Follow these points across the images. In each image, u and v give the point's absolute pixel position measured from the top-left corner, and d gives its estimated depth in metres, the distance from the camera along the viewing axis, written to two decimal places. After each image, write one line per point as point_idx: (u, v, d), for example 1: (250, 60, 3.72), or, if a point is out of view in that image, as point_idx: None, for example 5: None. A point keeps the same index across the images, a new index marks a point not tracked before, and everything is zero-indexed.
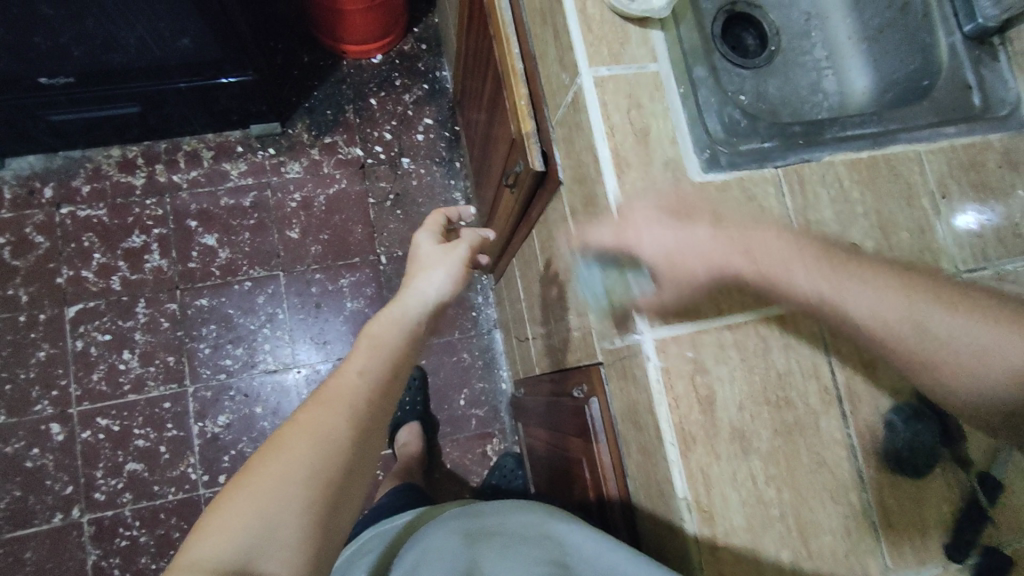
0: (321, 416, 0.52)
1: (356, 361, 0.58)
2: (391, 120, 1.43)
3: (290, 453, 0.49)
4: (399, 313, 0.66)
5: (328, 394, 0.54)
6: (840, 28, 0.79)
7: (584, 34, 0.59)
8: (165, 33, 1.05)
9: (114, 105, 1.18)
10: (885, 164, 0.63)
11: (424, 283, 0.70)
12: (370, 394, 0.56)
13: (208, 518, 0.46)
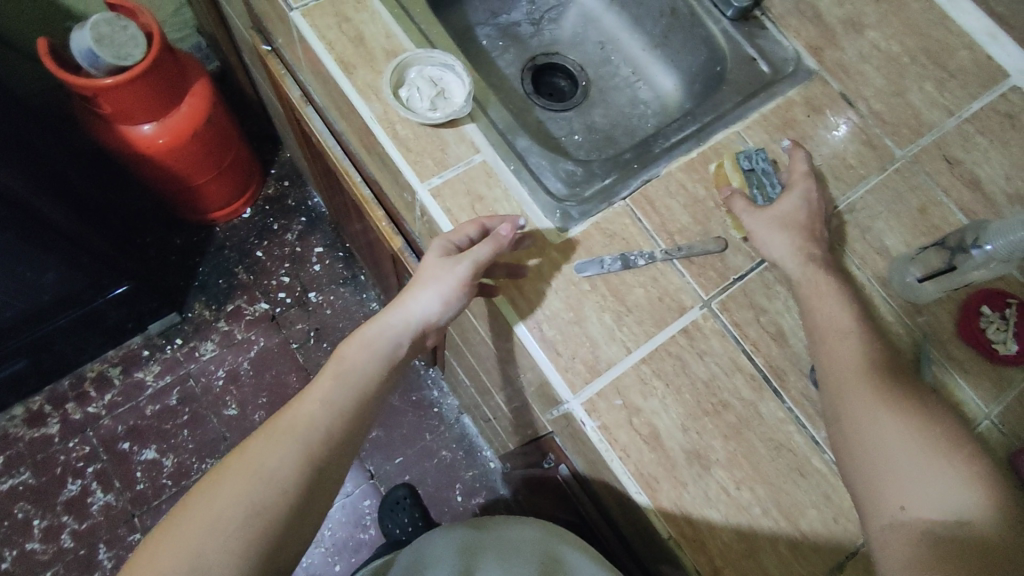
0: (266, 455, 0.51)
1: (325, 386, 0.55)
2: (284, 262, 1.43)
3: (227, 494, 0.49)
4: (376, 338, 0.57)
5: (284, 423, 0.53)
6: (631, 45, 0.86)
7: (404, 155, 0.61)
8: (25, 273, 1.03)
9: (0, 367, 1.13)
10: (715, 154, 0.67)
11: (414, 296, 0.57)
12: (326, 430, 0.53)
13: (149, 546, 0.48)
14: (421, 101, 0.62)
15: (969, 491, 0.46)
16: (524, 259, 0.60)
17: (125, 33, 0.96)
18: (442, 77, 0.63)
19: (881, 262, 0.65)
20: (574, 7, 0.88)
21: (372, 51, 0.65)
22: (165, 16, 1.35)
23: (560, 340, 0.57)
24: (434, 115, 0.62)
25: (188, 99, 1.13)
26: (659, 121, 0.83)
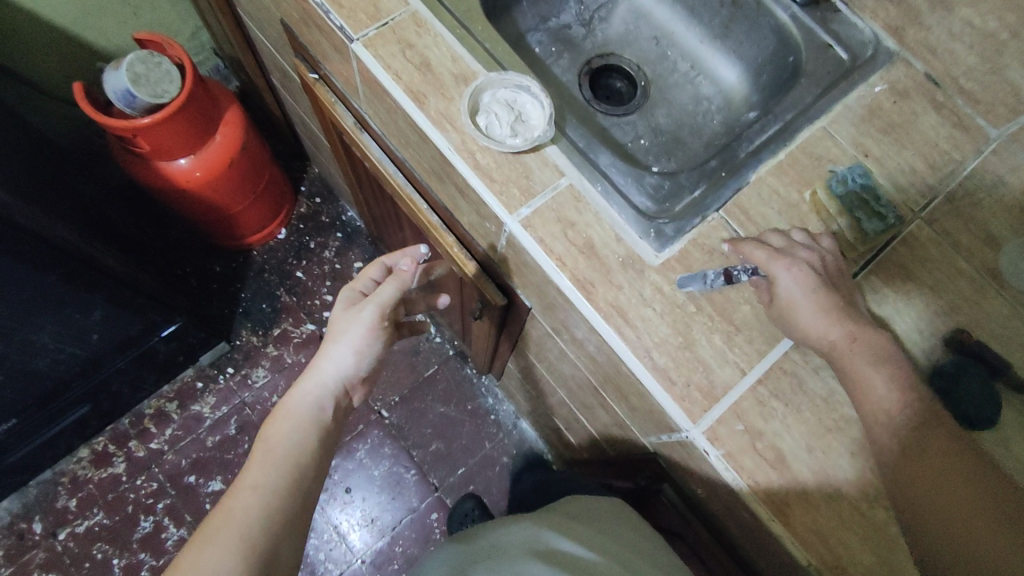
0: (206, 554, 0.48)
1: (254, 474, 0.56)
2: (325, 281, 1.41)
3: None
4: (296, 408, 0.65)
5: (215, 525, 0.51)
6: (688, 38, 0.82)
7: (489, 186, 0.58)
8: (76, 317, 1.00)
9: (66, 413, 1.13)
10: (803, 153, 0.63)
11: (331, 351, 0.68)
12: (267, 513, 0.54)
13: None
14: (500, 128, 0.59)
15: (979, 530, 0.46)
16: (626, 287, 0.57)
17: (160, 69, 0.95)
18: (516, 98, 0.61)
19: (988, 252, 0.62)
20: (623, 3, 0.84)
21: (442, 77, 0.62)
22: (183, 40, 1.36)
23: (674, 366, 0.55)
24: (514, 141, 0.59)
25: (222, 128, 1.11)
26: (727, 117, 0.79)
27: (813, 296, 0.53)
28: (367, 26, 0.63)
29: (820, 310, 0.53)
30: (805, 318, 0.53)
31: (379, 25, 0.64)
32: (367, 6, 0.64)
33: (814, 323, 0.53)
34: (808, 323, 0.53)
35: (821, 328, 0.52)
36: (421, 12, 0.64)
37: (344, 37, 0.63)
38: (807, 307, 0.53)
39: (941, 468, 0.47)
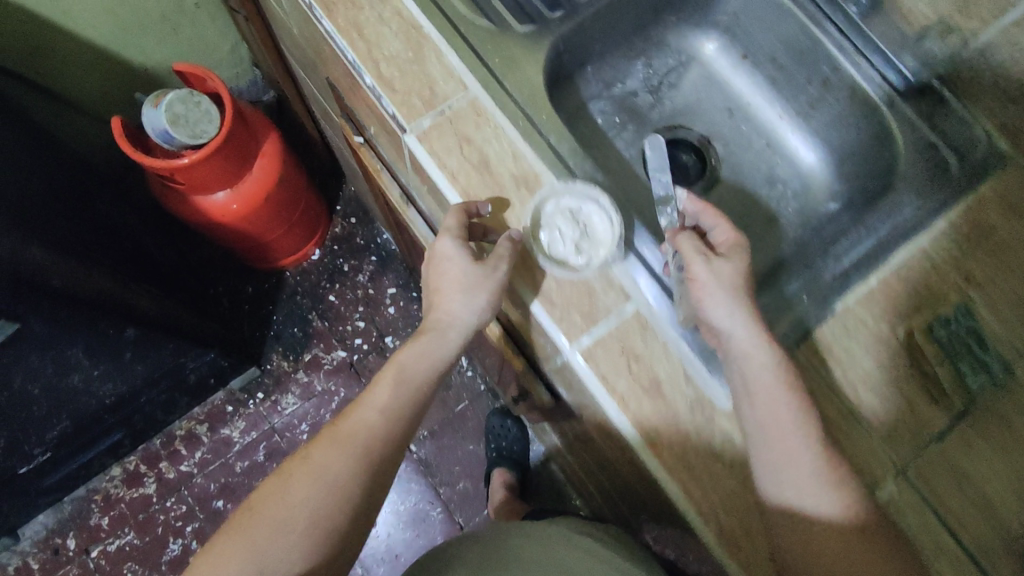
0: (327, 452, 0.53)
1: (379, 394, 0.56)
2: (357, 307, 1.38)
3: (292, 495, 0.51)
4: (427, 342, 0.58)
5: (343, 430, 0.55)
6: (765, 110, 0.74)
7: (549, 311, 0.54)
8: (110, 356, 0.98)
9: (97, 440, 1.14)
10: (897, 280, 0.57)
11: (452, 310, 0.57)
12: (387, 439, 0.55)
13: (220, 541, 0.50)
14: (563, 245, 0.55)
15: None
16: (691, 434, 0.51)
17: (199, 109, 0.91)
18: (579, 208, 0.56)
19: None
20: (696, 66, 0.75)
21: (500, 178, 0.57)
22: (222, 53, 1.32)
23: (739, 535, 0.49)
24: (577, 260, 0.55)
25: (260, 161, 1.07)
26: (804, 205, 0.71)
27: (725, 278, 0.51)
28: (422, 114, 0.57)
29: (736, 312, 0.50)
30: (709, 307, 0.50)
31: (435, 113, 0.57)
32: (422, 89, 0.58)
33: (716, 305, 0.50)
34: (709, 307, 0.50)
35: (723, 316, 0.50)
36: (481, 98, 0.58)
37: (396, 126, 0.58)
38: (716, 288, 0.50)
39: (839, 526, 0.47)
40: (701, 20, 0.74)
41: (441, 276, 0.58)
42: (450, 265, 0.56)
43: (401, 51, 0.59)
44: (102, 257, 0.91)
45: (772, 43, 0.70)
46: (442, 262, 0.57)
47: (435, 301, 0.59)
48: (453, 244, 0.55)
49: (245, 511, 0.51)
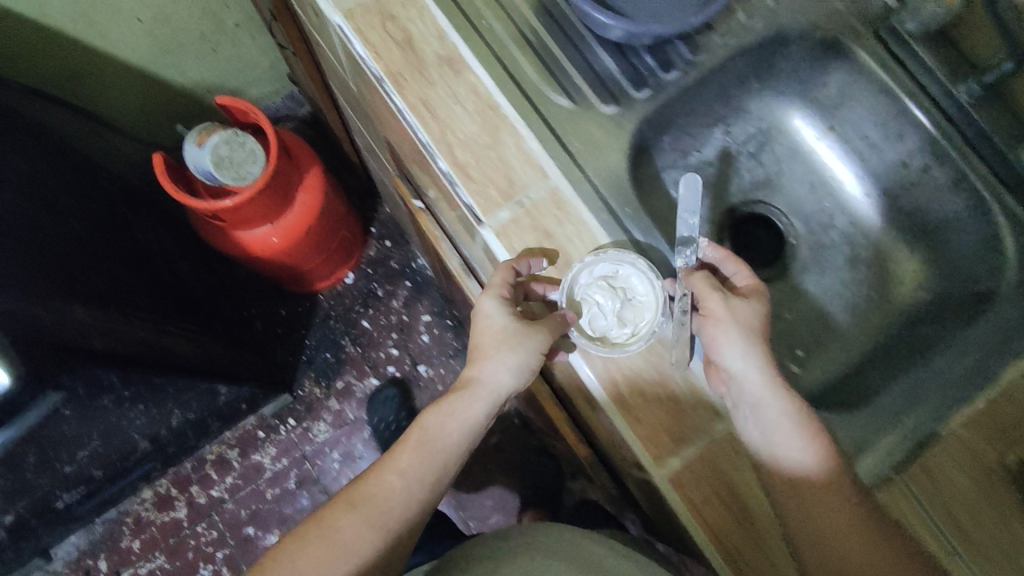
0: (343, 521, 0.51)
1: (402, 457, 0.53)
2: (391, 333, 1.36)
3: (305, 565, 0.48)
4: (457, 406, 0.55)
5: (360, 495, 0.52)
6: (853, 186, 0.69)
7: (635, 429, 0.50)
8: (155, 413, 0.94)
9: (128, 473, 1.09)
10: (1006, 401, 0.52)
11: (487, 371, 0.54)
12: (405, 516, 0.52)
13: None
14: (605, 320, 0.50)
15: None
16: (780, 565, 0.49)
17: (244, 150, 0.87)
18: (613, 275, 0.51)
19: None
20: (779, 136, 0.70)
21: (583, 280, 0.52)
22: (259, 70, 1.27)
23: None
24: (624, 335, 0.50)
25: (302, 194, 1.03)
26: (890, 295, 0.66)
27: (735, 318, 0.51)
28: (500, 207, 0.53)
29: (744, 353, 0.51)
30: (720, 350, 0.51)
31: (514, 206, 0.53)
32: (499, 178, 0.54)
33: (724, 341, 0.50)
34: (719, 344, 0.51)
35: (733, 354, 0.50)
36: (563, 190, 0.54)
37: (472, 216, 0.54)
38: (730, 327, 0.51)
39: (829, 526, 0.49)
40: (790, 87, 0.67)
41: (479, 334, 0.55)
42: (489, 327, 0.55)
43: (479, 135, 0.54)
44: (140, 305, 0.86)
45: (864, 121, 0.65)
46: (482, 315, 0.55)
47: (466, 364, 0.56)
48: (495, 305, 0.53)
49: (256, 573, 0.49)
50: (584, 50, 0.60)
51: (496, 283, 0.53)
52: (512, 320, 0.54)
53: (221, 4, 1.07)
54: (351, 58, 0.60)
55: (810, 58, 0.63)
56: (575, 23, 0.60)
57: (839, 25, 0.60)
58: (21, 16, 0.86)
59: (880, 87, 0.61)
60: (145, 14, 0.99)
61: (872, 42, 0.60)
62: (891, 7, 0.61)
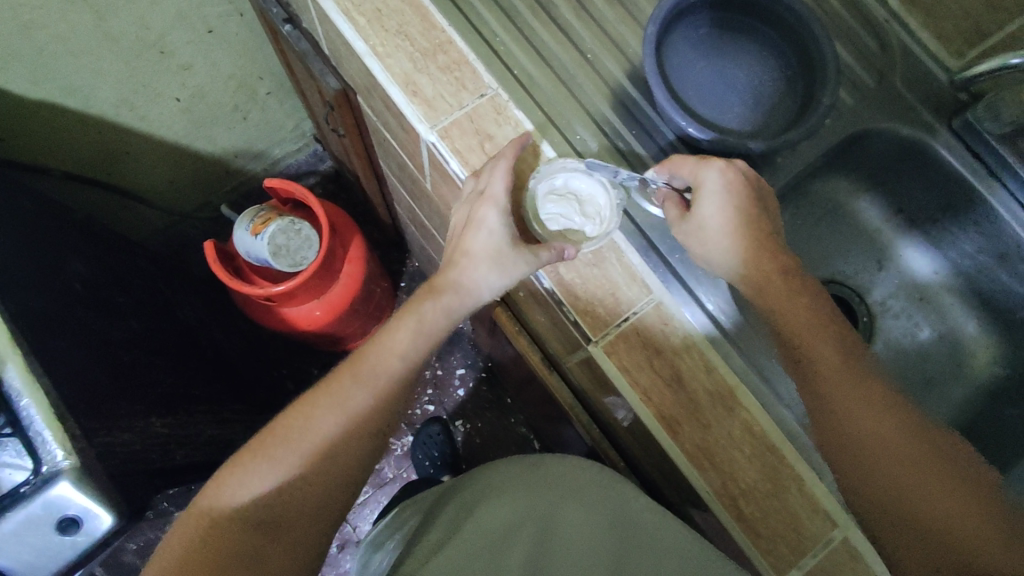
0: (349, 392, 0.52)
1: (399, 337, 0.55)
2: (426, 389, 1.37)
3: (317, 429, 0.50)
4: (452, 305, 0.56)
5: (365, 368, 0.53)
6: (921, 266, 0.71)
7: (756, 544, 0.51)
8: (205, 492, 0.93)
9: None
10: None
11: (479, 278, 0.55)
12: (402, 381, 0.54)
13: (232, 471, 0.49)
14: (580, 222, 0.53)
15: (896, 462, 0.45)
16: None
17: (300, 237, 0.87)
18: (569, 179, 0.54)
19: None
20: (847, 217, 0.71)
21: (696, 394, 0.53)
22: (286, 131, 1.26)
23: None
24: (594, 229, 0.53)
25: (347, 265, 1.02)
26: (963, 369, 0.69)
27: (744, 224, 0.54)
28: (608, 324, 0.54)
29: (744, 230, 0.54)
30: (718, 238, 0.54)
31: (622, 321, 0.54)
32: (605, 296, 0.55)
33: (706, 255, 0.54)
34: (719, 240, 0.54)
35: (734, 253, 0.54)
36: (667, 303, 0.54)
37: (579, 333, 0.55)
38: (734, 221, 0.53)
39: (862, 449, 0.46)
40: (860, 171, 0.69)
41: (470, 238, 0.54)
42: (484, 235, 0.54)
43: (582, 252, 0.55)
44: (197, 397, 0.86)
45: (933, 205, 0.67)
46: (482, 238, 0.54)
47: (458, 259, 0.56)
48: (495, 221, 0.53)
49: (268, 435, 0.50)
50: (668, 150, 0.61)
51: (498, 199, 0.52)
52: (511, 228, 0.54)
53: (255, 76, 1.06)
54: (438, 169, 0.60)
55: (886, 150, 0.65)
56: (657, 124, 0.61)
57: (917, 121, 0.63)
58: (64, 106, 0.85)
59: (958, 178, 0.63)
60: (183, 93, 0.98)
61: (946, 135, 0.63)
62: (965, 102, 0.63)
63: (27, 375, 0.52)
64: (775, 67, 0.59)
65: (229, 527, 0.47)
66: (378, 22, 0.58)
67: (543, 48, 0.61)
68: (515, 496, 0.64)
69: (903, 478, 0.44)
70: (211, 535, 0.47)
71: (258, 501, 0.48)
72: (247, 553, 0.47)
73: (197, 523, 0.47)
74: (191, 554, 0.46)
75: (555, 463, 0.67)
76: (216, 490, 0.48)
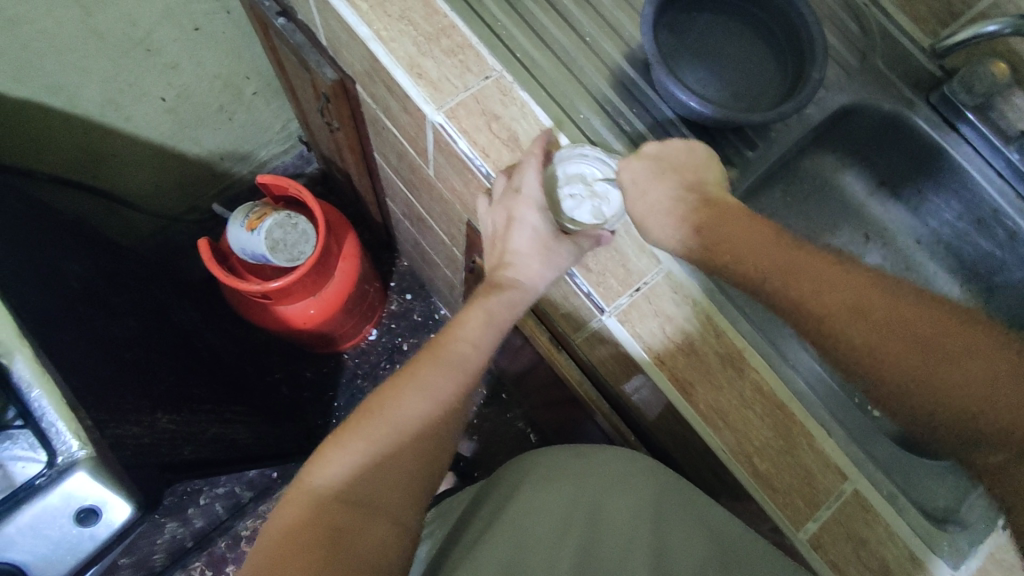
0: (434, 375, 0.54)
1: (469, 328, 0.58)
2: None
3: (408, 408, 0.52)
4: (511, 299, 0.58)
5: (445, 352, 0.55)
6: (906, 235, 0.74)
7: (773, 499, 0.53)
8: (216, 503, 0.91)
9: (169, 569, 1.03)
10: None
11: (528, 273, 0.57)
12: (476, 368, 0.56)
13: (330, 449, 0.49)
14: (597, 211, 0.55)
15: (931, 364, 0.42)
16: None
17: (297, 231, 0.87)
18: (576, 167, 0.55)
19: None
20: (834, 192, 0.74)
21: (707, 358, 0.55)
22: (272, 132, 1.25)
23: None
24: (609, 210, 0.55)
25: (343, 261, 1.02)
26: None
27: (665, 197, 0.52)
28: (619, 293, 0.56)
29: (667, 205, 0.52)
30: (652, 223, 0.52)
31: (632, 291, 0.56)
32: (616, 268, 0.56)
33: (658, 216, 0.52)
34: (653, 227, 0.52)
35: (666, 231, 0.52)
36: (676, 273, 0.56)
37: (592, 305, 0.57)
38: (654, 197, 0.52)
39: (895, 355, 0.43)
40: (845, 146, 0.72)
41: (514, 238, 0.57)
42: (527, 233, 0.57)
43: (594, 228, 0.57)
44: (200, 399, 0.84)
45: (916, 174, 0.71)
46: (529, 235, 0.56)
47: (509, 260, 0.58)
48: (539, 218, 0.55)
49: (361, 412, 0.51)
50: (667, 125, 0.63)
51: (534, 197, 0.54)
52: (553, 223, 0.56)
53: (242, 76, 1.06)
54: (445, 152, 0.61)
55: (869, 125, 0.69)
56: (655, 101, 0.63)
57: (897, 96, 0.66)
58: (48, 106, 0.83)
59: (936, 149, 0.67)
60: (169, 93, 0.97)
61: (925, 109, 0.66)
62: (940, 77, 0.66)
63: (36, 365, 0.51)
64: (764, 44, 0.62)
65: (332, 507, 0.46)
66: (381, 8, 0.59)
67: (544, 31, 0.63)
68: (563, 483, 0.63)
69: (953, 382, 0.42)
70: (315, 511, 0.46)
71: (355, 479, 0.48)
72: (351, 533, 0.46)
73: (300, 503, 0.46)
74: (299, 531, 0.45)
75: (598, 452, 0.64)
76: (317, 468, 0.48)
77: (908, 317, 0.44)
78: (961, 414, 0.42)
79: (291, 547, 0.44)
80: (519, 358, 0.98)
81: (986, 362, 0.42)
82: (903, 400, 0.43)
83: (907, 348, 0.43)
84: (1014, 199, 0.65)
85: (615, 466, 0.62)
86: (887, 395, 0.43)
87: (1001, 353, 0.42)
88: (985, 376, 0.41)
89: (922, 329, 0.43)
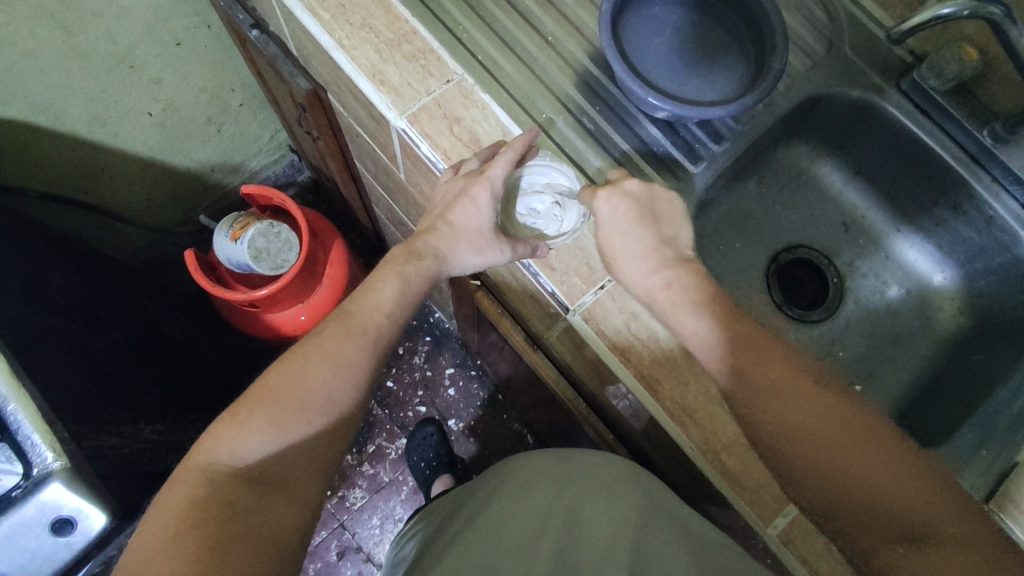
0: (342, 349, 0.55)
1: (384, 296, 0.57)
2: (415, 391, 1.38)
3: (312, 387, 0.53)
4: (426, 273, 0.58)
5: (355, 323, 0.56)
6: (883, 223, 0.74)
7: (741, 495, 0.52)
8: None
9: None
10: None
11: (460, 256, 0.57)
12: (389, 339, 0.58)
13: (230, 427, 0.52)
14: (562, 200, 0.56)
15: (822, 431, 0.46)
16: None
17: (280, 239, 0.88)
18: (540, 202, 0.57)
19: None
20: (809, 182, 0.74)
21: (674, 355, 0.54)
22: (262, 142, 1.27)
23: None
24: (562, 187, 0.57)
25: (328, 268, 1.03)
26: (932, 321, 0.71)
27: (637, 240, 0.53)
28: (584, 292, 0.56)
29: (641, 249, 0.53)
30: (620, 261, 0.53)
31: (596, 290, 0.56)
32: (579, 266, 0.56)
33: (629, 265, 0.53)
34: (622, 268, 0.53)
35: (637, 275, 0.52)
36: None
37: (557, 303, 0.57)
38: (628, 244, 0.53)
39: (795, 422, 0.46)
40: (819, 136, 0.71)
41: (456, 211, 0.55)
42: (472, 213, 0.56)
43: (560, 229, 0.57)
44: (183, 402, 0.86)
45: (891, 162, 0.70)
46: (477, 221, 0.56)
47: (441, 228, 0.57)
48: (490, 205, 0.55)
49: (264, 390, 0.53)
50: (631, 122, 0.63)
51: (495, 184, 0.54)
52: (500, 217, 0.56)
53: (227, 87, 1.07)
54: (410, 156, 0.61)
55: (841, 114, 0.68)
56: (619, 99, 0.63)
57: (866, 84, 0.66)
58: (35, 125, 0.85)
59: (908, 137, 0.66)
60: (155, 107, 0.98)
61: (896, 96, 0.66)
62: (910, 63, 0.66)
63: (11, 379, 0.52)
64: (729, 38, 0.62)
65: (230, 487, 0.50)
66: (343, 16, 0.60)
67: (505, 33, 0.63)
68: (540, 487, 0.65)
69: (836, 456, 0.45)
70: (213, 490, 0.50)
71: (254, 461, 0.52)
72: (246, 508, 0.50)
73: (194, 481, 0.50)
74: (193, 509, 0.48)
75: (580, 458, 0.67)
76: (217, 448, 0.51)
77: (841, 421, 0.46)
78: (843, 487, 0.45)
79: (188, 523, 0.48)
80: (508, 360, 0.99)
81: (930, 507, 0.43)
82: (797, 470, 0.46)
83: (798, 419, 0.46)
84: (988, 183, 0.64)
85: (591, 467, 0.65)
86: (785, 463, 0.46)
87: (923, 476, 0.44)
88: (865, 453, 0.45)
89: (826, 404, 0.47)
